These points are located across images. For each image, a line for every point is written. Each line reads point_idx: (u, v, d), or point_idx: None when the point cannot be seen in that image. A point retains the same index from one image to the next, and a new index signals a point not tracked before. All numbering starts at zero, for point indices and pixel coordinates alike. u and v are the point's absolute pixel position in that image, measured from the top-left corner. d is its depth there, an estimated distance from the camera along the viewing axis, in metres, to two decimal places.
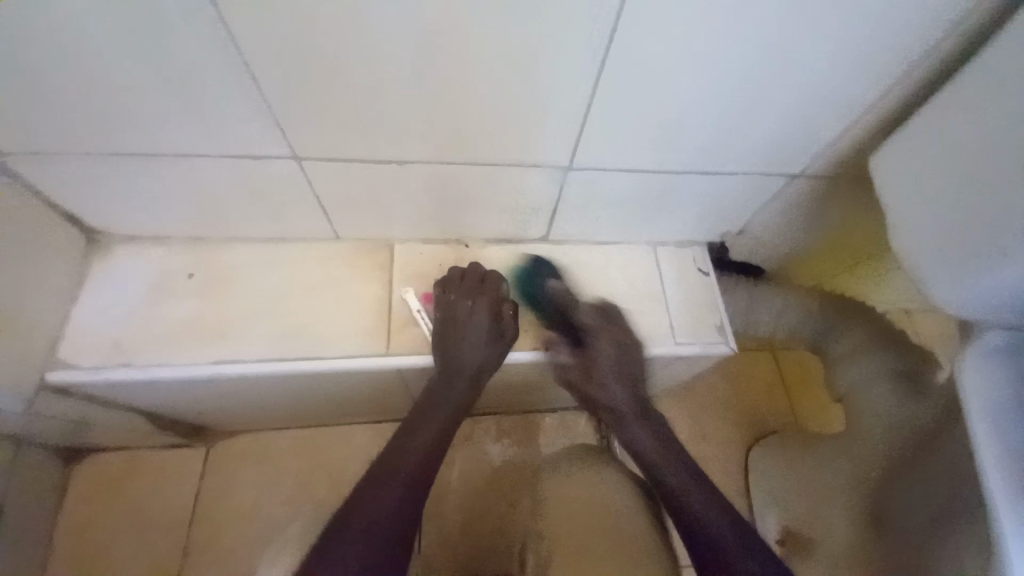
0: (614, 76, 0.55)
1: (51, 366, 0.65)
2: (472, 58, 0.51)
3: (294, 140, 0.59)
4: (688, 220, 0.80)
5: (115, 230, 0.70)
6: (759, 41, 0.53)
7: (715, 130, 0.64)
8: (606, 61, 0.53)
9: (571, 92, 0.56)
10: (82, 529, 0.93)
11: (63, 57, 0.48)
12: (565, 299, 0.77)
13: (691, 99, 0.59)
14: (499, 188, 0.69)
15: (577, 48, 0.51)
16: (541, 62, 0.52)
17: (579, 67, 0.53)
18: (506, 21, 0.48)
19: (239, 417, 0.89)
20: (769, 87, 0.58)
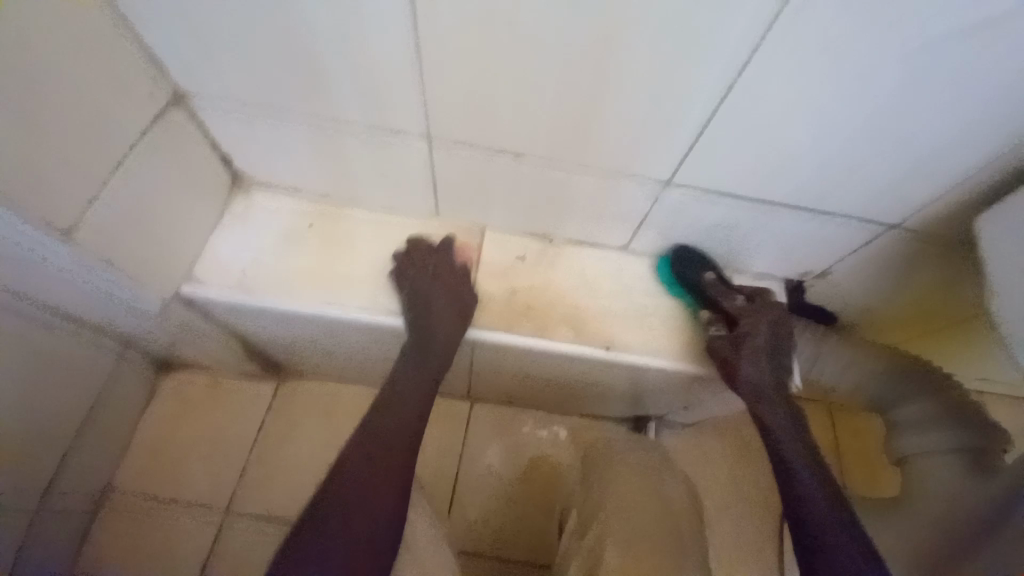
0: (736, 103, 0.59)
1: (188, 280, 0.75)
2: (612, 68, 0.57)
3: (432, 121, 0.67)
4: (769, 255, 0.82)
5: (258, 176, 0.81)
6: (883, 91, 0.56)
7: (820, 171, 0.66)
8: (733, 89, 0.57)
9: (692, 112, 0.61)
10: (159, 433, 1.04)
11: (272, 25, 0.57)
12: (716, 290, 0.78)
13: (803, 135, 0.62)
14: (595, 195, 0.75)
15: (709, 73, 0.56)
16: (674, 83, 0.57)
17: (706, 90, 0.58)
18: (652, 41, 0.54)
19: (317, 362, 0.99)
20: (881, 137, 0.61)
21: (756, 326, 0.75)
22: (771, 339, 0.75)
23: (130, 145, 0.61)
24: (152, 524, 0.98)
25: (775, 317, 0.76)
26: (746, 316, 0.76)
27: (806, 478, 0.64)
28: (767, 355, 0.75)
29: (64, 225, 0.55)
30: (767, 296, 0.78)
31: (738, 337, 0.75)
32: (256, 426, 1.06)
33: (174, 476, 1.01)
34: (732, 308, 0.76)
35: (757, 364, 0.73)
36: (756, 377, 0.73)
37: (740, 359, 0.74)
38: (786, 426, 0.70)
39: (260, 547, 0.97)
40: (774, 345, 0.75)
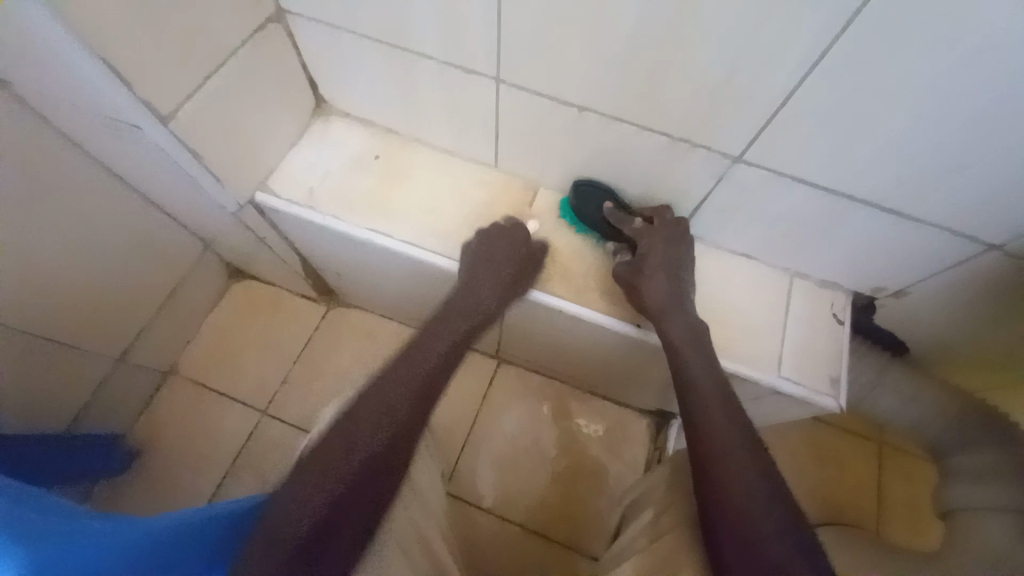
0: (827, 76, 0.53)
1: (261, 189, 0.81)
2: (695, 22, 0.53)
3: (503, 64, 0.66)
4: (840, 260, 0.75)
5: (338, 104, 0.86)
6: (1005, 80, 0.48)
7: (918, 167, 0.58)
8: (823, 58, 0.52)
9: (775, 82, 0.55)
10: (222, 330, 1.16)
11: None
12: (613, 219, 0.76)
13: (900, 123, 0.55)
14: (658, 165, 0.72)
15: (800, 39, 0.51)
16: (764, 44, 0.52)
17: (797, 56, 0.52)
18: None
19: (364, 291, 1.05)
20: (992, 137, 0.53)
21: (652, 247, 0.73)
22: (664, 270, 0.72)
23: (231, 51, 0.67)
24: (201, 407, 1.10)
25: (676, 247, 0.74)
26: (642, 239, 0.74)
27: (725, 439, 0.57)
28: (665, 276, 0.72)
29: (164, 110, 0.62)
30: (667, 215, 0.75)
31: (636, 261, 0.73)
32: (303, 341, 1.15)
33: (226, 370, 1.13)
34: (629, 232, 0.75)
35: (664, 288, 0.71)
36: (658, 301, 0.70)
37: (643, 280, 0.72)
38: (700, 371, 0.65)
39: (285, 449, 1.07)
40: (673, 272, 0.72)
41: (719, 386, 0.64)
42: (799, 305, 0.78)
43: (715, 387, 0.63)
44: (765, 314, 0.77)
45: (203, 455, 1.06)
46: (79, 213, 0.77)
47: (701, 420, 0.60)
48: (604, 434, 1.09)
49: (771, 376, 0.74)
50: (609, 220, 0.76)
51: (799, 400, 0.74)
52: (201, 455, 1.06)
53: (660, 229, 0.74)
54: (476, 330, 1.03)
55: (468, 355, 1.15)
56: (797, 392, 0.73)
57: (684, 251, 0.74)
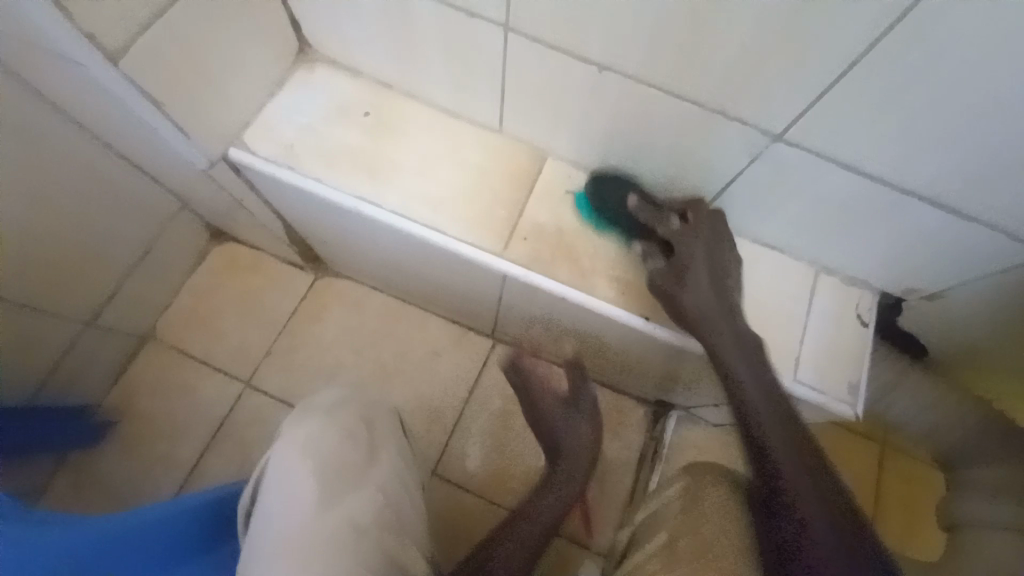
0: (907, 44, 0.45)
1: (236, 143, 0.72)
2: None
3: (517, 9, 0.57)
4: (874, 257, 0.68)
5: (323, 50, 0.76)
6: None
7: (991, 157, 0.51)
8: (906, 20, 0.44)
9: (839, 48, 0.48)
10: (201, 294, 1.09)
11: None
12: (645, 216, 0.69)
13: (978, 107, 0.48)
14: (685, 138, 0.63)
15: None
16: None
17: (874, 14, 0.44)
18: None
19: (351, 261, 0.98)
20: None
21: (693, 251, 0.65)
22: (706, 272, 0.65)
23: None
24: (180, 374, 1.05)
25: (719, 249, 0.67)
26: (681, 241, 0.66)
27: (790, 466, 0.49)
28: (709, 278, 0.64)
29: (113, 46, 0.52)
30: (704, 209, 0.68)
31: (677, 265, 0.66)
32: (288, 309, 1.09)
33: (206, 337, 1.07)
34: (665, 231, 0.67)
35: (710, 293, 0.64)
36: (698, 307, 0.63)
37: (684, 287, 0.65)
38: (753, 385, 0.58)
39: (267, 421, 1.02)
40: (719, 276, 0.65)
41: (783, 405, 0.56)
42: (823, 303, 0.72)
43: (773, 402, 0.56)
44: (784, 310, 0.71)
45: (183, 423, 1.02)
46: (27, 161, 0.68)
47: (765, 448, 0.52)
48: (599, 421, 1.05)
49: (786, 379, 0.69)
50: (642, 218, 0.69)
51: (815, 406, 0.69)
52: (180, 423, 1.02)
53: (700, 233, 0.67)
54: (471, 308, 0.96)
55: (462, 333, 1.09)
56: (812, 397, 0.68)
57: (727, 250, 0.67)
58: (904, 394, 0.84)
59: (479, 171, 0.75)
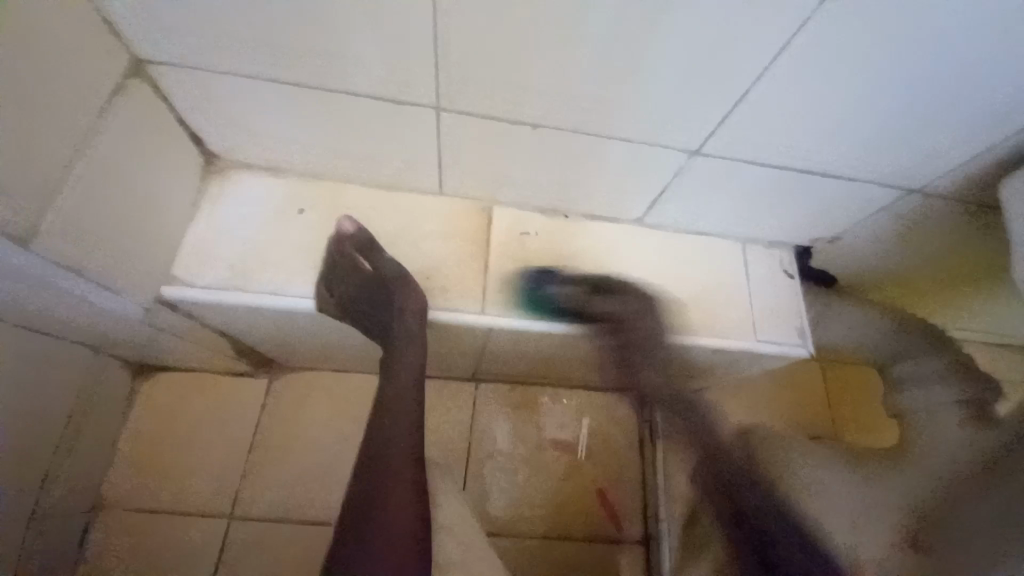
0: (780, 74, 0.56)
1: (169, 280, 0.66)
2: (659, 21, 0.51)
3: (444, 89, 0.59)
4: (785, 223, 0.81)
5: (234, 155, 0.72)
6: (916, 62, 0.54)
7: (863, 131, 0.63)
8: (776, 61, 0.55)
9: (729, 81, 0.57)
10: (144, 440, 0.96)
11: None
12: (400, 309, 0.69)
13: (836, 109, 0.60)
14: (617, 166, 0.70)
15: (750, 40, 0.53)
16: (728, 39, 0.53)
17: (750, 56, 0.54)
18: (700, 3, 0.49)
19: (314, 354, 0.92)
20: (907, 109, 0.60)
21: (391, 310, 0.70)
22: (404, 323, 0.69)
23: (87, 126, 0.52)
24: (148, 538, 0.92)
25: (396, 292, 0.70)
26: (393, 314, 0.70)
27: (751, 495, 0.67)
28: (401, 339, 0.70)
29: (22, 231, 0.47)
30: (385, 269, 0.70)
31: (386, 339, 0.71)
32: (253, 423, 0.99)
33: (167, 486, 0.94)
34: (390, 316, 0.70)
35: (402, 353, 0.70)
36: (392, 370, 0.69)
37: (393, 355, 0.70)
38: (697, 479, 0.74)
39: (270, 548, 0.93)
40: (411, 326, 0.70)
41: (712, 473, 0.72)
42: (758, 269, 0.84)
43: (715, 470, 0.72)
44: (731, 286, 0.82)
45: None
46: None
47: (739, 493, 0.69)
48: (596, 425, 1.10)
49: (753, 344, 0.79)
50: (402, 309, 0.69)
51: (779, 357, 0.81)
52: None
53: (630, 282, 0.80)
54: (451, 362, 0.96)
55: (445, 385, 1.08)
56: (776, 352, 0.80)
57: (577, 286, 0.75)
58: (828, 316, 1.00)
59: (434, 237, 0.76)
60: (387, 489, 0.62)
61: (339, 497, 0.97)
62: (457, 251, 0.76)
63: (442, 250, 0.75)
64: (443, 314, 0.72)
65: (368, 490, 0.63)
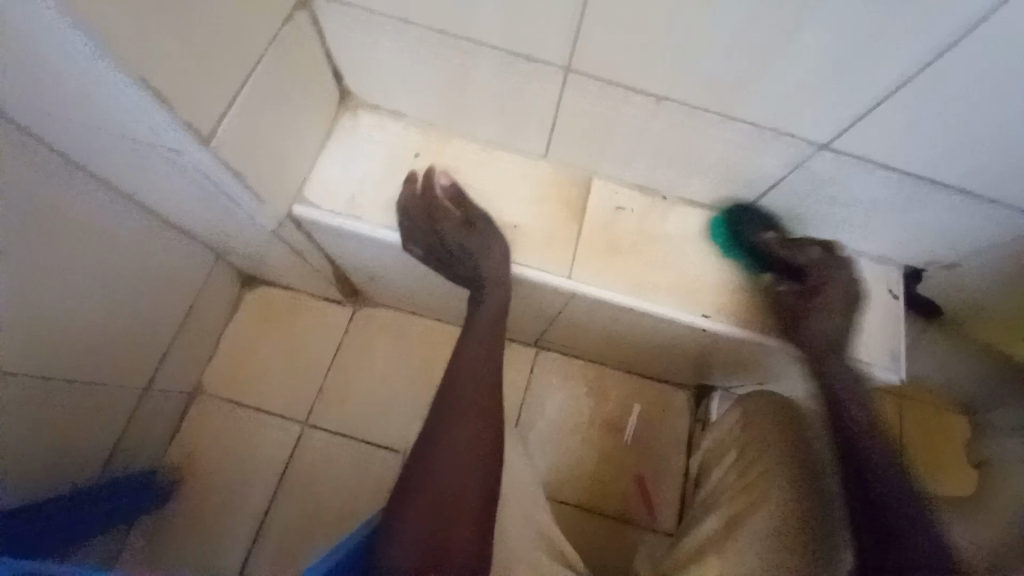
0: (939, 72, 0.52)
1: (296, 199, 0.74)
2: (820, 2, 0.49)
3: (576, 52, 0.61)
4: (901, 239, 0.76)
5: (365, 95, 0.77)
6: None
7: (1022, 149, 0.58)
8: (938, 59, 0.51)
9: (878, 75, 0.54)
10: (242, 341, 1.09)
11: None
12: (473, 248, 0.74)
13: (996, 119, 0.55)
14: (731, 152, 0.68)
15: (914, 32, 0.50)
16: (891, 26, 0.50)
17: (910, 50, 0.51)
18: None
19: (398, 293, 0.99)
20: None
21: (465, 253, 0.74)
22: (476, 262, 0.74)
23: (261, 49, 0.59)
24: (235, 424, 1.05)
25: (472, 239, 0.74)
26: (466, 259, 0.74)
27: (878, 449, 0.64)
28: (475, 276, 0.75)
29: (202, 131, 0.55)
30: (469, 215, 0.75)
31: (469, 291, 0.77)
32: (333, 346, 1.09)
33: (256, 384, 1.07)
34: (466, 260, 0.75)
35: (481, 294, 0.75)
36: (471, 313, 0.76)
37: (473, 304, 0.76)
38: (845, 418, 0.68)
39: (333, 457, 1.04)
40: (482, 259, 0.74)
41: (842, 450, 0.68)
42: (858, 283, 0.80)
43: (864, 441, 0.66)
44: None
45: (248, 473, 1.02)
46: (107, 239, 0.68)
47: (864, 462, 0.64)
48: (646, 413, 1.11)
49: (838, 358, 0.76)
50: (475, 248, 0.74)
51: (864, 377, 0.77)
52: (246, 473, 1.03)
53: (722, 269, 0.78)
54: (519, 323, 1.00)
55: (507, 346, 1.12)
56: (862, 371, 0.76)
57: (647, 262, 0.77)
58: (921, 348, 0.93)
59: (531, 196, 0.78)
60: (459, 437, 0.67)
61: (397, 426, 1.05)
62: (551, 215, 0.78)
63: (538, 212, 0.77)
64: (531, 272, 0.75)
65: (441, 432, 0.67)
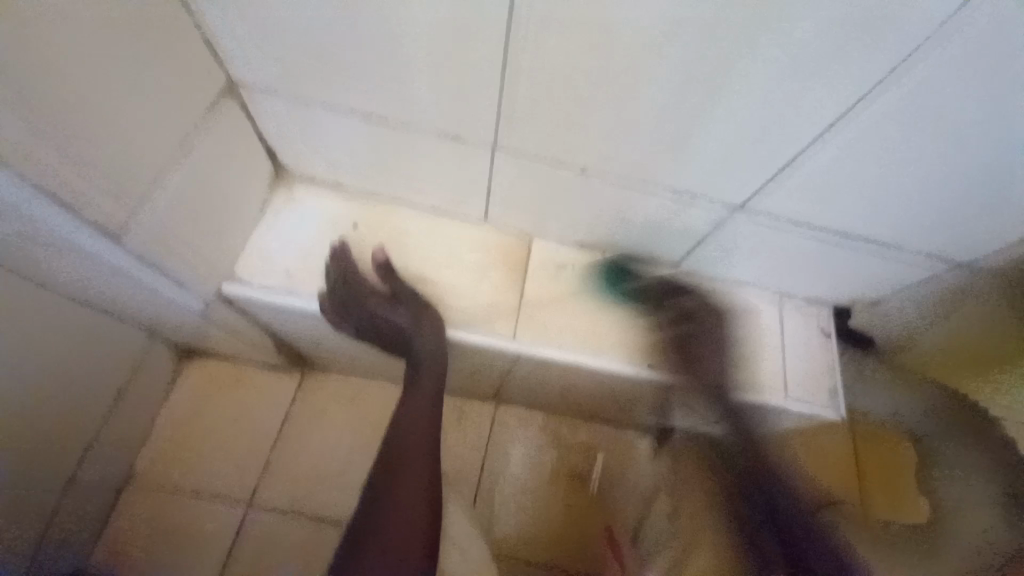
0: (826, 145, 0.58)
1: (230, 278, 0.72)
2: (714, 88, 0.54)
3: (502, 131, 0.63)
4: (823, 281, 0.80)
5: (301, 170, 0.77)
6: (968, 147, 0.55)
7: (907, 204, 0.63)
8: (822, 135, 0.57)
9: (774, 147, 0.59)
10: (180, 421, 1.02)
11: (351, 31, 0.54)
12: (411, 317, 0.73)
13: (882, 181, 0.61)
14: (658, 213, 0.72)
15: (797, 113, 0.55)
16: (779, 107, 0.55)
17: (797, 127, 0.57)
18: (752, 78, 0.52)
19: (347, 359, 0.96)
20: (957, 190, 0.60)
21: (400, 324, 0.73)
22: (411, 328, 0.72)
23: (183, 140, 0.59)
24: (172, 515, 0.96)
25: (407, 309, 0.73)
26: (403, 331, 0.73)
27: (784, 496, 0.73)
28: (414, 343, 0.73)
29: (115, 225, 0.54)
30: (400, 289, 0.74)
31: (409, 367, 0.74)
32: (281, 418, 1.04)
33: (195, 467, 0.99)
34: (400, 328, 0.72)
35: (422, 359, 0.73)
36: (416, 387, 0.72)
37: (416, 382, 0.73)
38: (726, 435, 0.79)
39: (283, 541, 0.97)
40: (419, 327, 0.73)
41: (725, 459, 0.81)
42: (792, 325, 0.83)
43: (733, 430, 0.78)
44: (765, 340, 0.82)
45: (185, 571, 0.93)
46: (13, 335, 0.63)
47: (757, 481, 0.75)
48: (609, 463, 1.09)
49: (781, 400, 0.79)
50: (409, 321, 0.72)
51: (806, 416, 0.80)
52: (184, 570, 0.93)
53: (666, 325, 0.80)
54: (474, 382, 0.98)
55: (466, 403, 1.10)
56: (803, 411, 0.79)
57: (581, 321, 0.79)
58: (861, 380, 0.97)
59: (473, 259, 0.79)
60: (406, 478, 0.66)
61: (352, 500, 1.00)
62: (494, 278, 0.79)
63: (480, 278, 0.78)
64: (478, 336, 0.75)
65: (384, 476, 0.67)
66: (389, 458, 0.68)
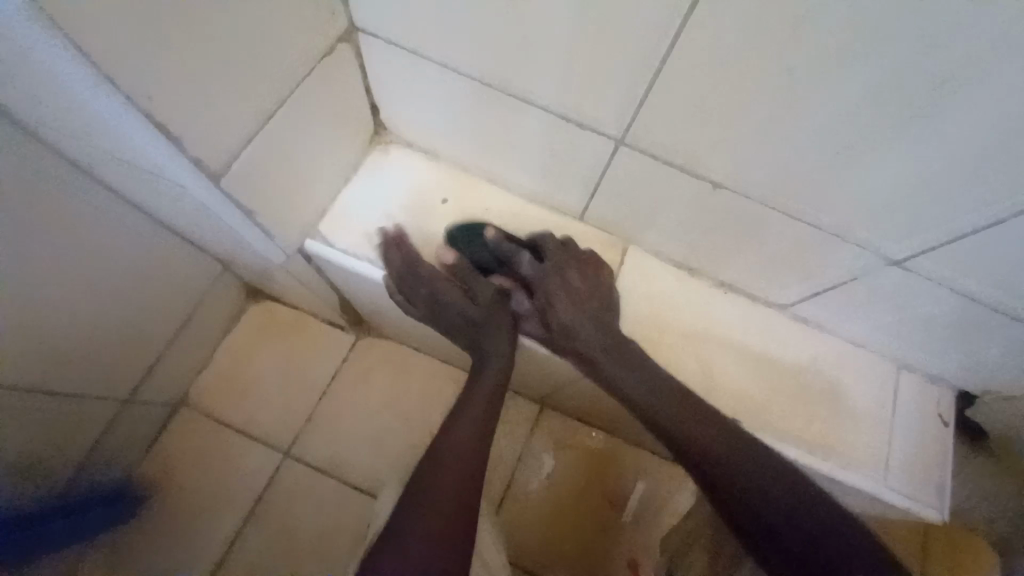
0: None
1: (311, 233, 0.70)
2: (911, 120, 0.44)
3: (630, 126, 0.56)
4: (961, 362, 0.68)
5: (400, 131, 0.73)
6: None
7: None
8: None
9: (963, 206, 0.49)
10: (236, 355, 1.04)
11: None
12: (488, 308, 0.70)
13: None
14: (784, 249, 0.62)
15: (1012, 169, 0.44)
16: (997, 159, 0.43)
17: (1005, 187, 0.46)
18: (969, 117, 0.42)
19: (405, 332, 0.94)
20: None
21: (477, 314, 0.70)
22: (487, 321, 0.69)
23: (293, 84, 0.55)
24: (216, 444, 0.99)
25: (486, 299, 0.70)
26: (478, 322, 0.70)
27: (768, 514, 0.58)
28: (486, 336, 0.70)
29: (215, 165, 0.51)
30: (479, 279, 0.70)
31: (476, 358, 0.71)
32: (330, 373, 1.04)
33: (242, 403, 1.02)
34: (474, 316, 0.70)
35: (491, 351, 0.69)
36: (478, 380, 0.69)
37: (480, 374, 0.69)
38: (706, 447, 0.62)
39: (310, 495, 0.97)
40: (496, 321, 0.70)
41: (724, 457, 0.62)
42: (907, 404, 0.72)
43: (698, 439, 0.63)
44: (872, 414, 0.71)
45: (218, 499, 0.96)
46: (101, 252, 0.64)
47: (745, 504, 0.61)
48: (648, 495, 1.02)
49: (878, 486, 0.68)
50: (487, 313, 0.70)
51: (904, 511, 0.69)
52: (217, 500, 0.96)
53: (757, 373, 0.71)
54: (528, 382, 0.93)
55: (511, 399, 1.06)
56: (902, 505, 0.68)
57: (664, 348, 0.71)
58: None
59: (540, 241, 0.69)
60: (447, 478, 0.61)
61: (382, 471, 0.99)
62: None
63: None
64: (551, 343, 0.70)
65: (426, 470, 0.62)
66: (434, 452, 0.64)
